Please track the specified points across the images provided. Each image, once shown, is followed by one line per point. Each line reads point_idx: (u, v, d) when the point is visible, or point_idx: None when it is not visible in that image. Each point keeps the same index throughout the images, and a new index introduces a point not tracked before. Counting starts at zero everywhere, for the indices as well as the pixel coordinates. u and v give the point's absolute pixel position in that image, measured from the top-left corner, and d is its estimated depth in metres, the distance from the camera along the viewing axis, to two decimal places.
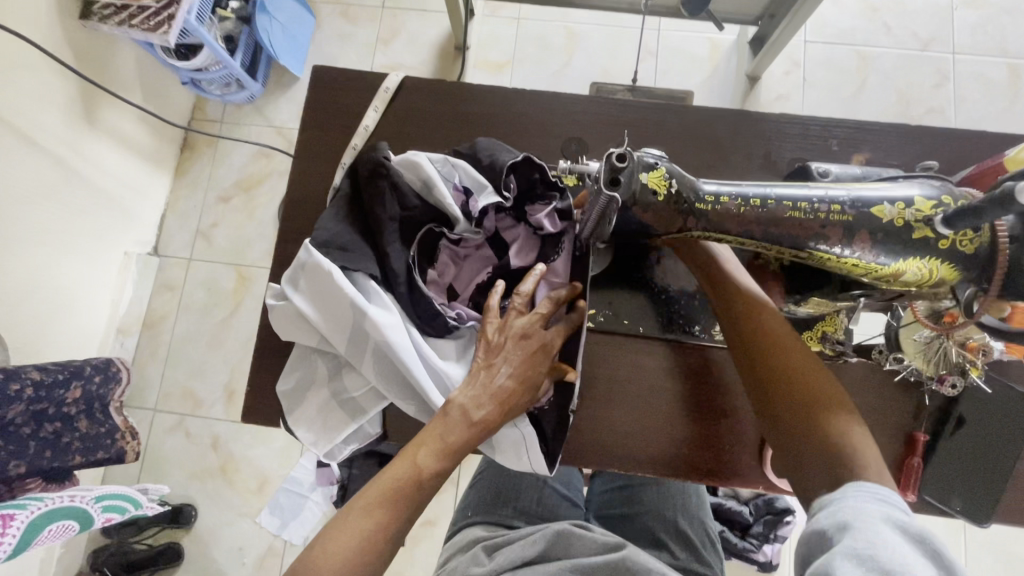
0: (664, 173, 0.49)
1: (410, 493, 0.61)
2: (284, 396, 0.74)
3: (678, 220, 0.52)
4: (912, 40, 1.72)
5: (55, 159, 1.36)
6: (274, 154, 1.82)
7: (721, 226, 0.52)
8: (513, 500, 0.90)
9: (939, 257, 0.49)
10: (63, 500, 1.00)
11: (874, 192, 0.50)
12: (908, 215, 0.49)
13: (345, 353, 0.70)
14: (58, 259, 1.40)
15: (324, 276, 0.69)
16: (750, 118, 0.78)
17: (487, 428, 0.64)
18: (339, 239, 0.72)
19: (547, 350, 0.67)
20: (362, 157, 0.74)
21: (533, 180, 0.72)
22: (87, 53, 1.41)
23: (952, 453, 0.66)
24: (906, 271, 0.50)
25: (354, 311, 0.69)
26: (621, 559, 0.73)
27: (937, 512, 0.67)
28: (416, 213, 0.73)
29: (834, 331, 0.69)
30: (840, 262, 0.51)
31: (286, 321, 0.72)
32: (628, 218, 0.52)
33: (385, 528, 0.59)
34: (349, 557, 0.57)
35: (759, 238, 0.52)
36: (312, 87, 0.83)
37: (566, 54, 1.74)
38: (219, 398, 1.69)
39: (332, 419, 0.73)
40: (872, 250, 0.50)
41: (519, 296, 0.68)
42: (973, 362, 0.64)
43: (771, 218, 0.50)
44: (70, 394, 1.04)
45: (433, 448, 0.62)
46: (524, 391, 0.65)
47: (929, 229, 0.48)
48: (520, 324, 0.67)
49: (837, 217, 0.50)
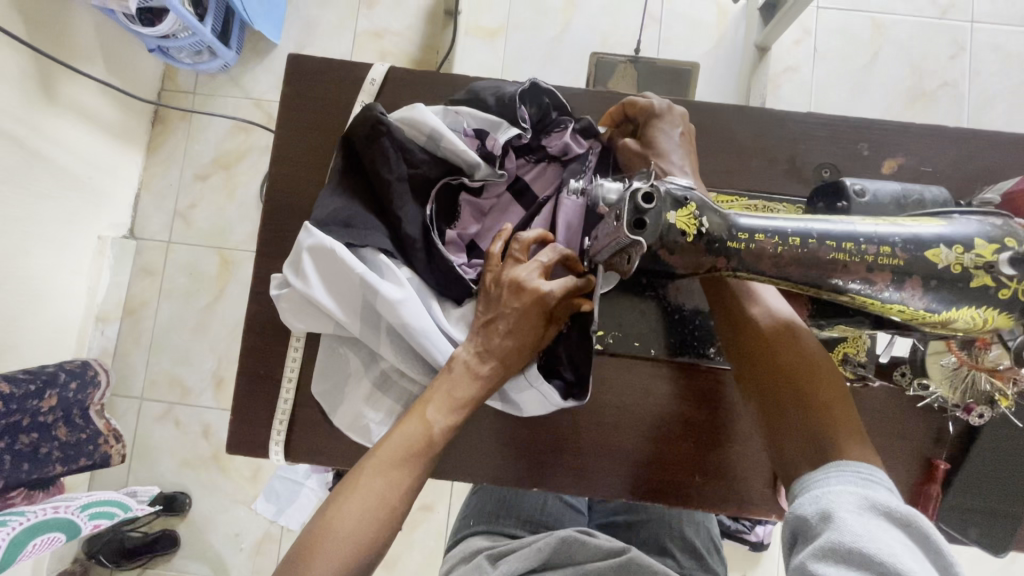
0: (694, 211, 0.44)
1: (420, 452, 0.58)
2: (321, 396, 0.66)
3: (708, 261, 0.46)
4: (930, 7, 1.61)
5: (13, 142, 1.25)
6: (253, 129, 1.71)
7: (754, 266, 0.46)
8: (517, 510, 0.87)
9: (998, 306, 0.43)
10: (47, 513, 0.96)
11: (927, 231, 0.45)
12: (967, 260, 0.43)
13: (365, 336, 0.63)
14: (25, 249, 1.31)
15: (327, 255, 0.62)
16: (775, 118, 0.71)
17: (493, 384, 0.61)
18: (341, 214, 0.64)
19: (546, 302, 0.59)
20: (354, 123, 0.66)
21: (544, 107, 0.68)
22: (40, 21, 1.27)
23: (974, 482, 0.63)
24: (957, 320, 0.45)
25: (366, 289, 0.62)
26: (628, 561, 0.73)
27: (952, 539, 0.65)
28: (425, 169, 0.66)
29: (856, 353, 0.65)
30: (885, 308, 0.46)
31: (296, 310, 0.64)
32: (652, 261, 0.46)
33: (396, 490, 0.57)
34: (364, 515, 0.55)
35: (797, 281, 0.46)
36: (290, 71, 0.74)
37: (564, 18, 1.62)
38: (208, 385, 1.64)
39: (380, 409, 0.64)
40: (923, 297, 0.44)
41: (518, 242, 0.62)
42: (1003, 392, 0.59)
43: (813, 260, 0.45)
44: (45, 403, 0.99)
45: (441, 404, 0.60)
46: (527, 344, 0.61)
47: (990, 277, 0.43)
48: (518, 270, 0.61)
49: (885, 260, 0.44)
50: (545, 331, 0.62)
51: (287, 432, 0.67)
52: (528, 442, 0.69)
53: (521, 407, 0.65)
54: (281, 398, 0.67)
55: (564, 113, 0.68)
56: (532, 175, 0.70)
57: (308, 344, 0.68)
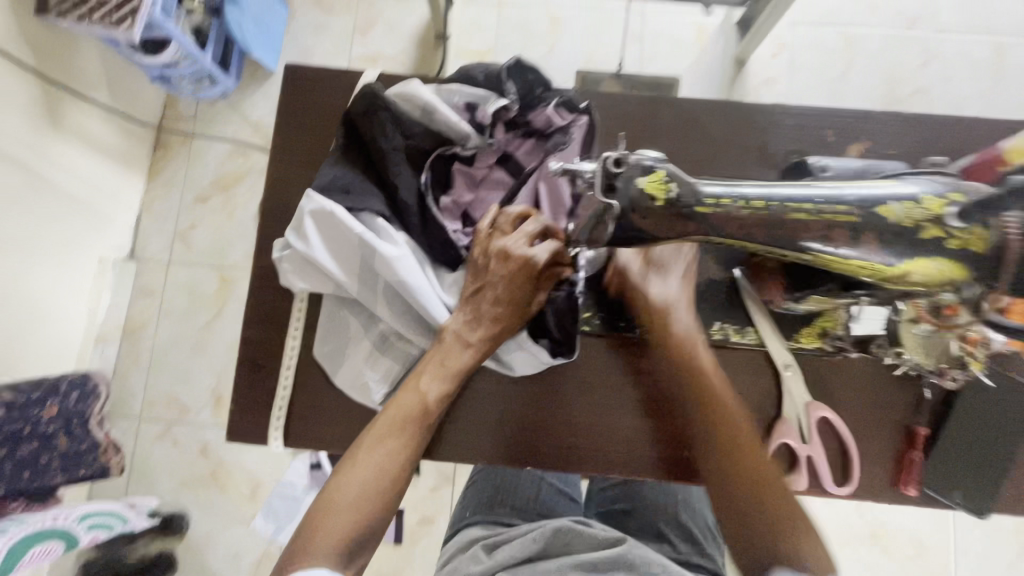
0: (663, 175, 0.48)
1: (416, 422, 0.63)
2: (323, 357, 0.68)
3: (678, 225, 0.49)
4: (897, 20, 1.70)
5: (17, 165, 1.29)
6: (251, 152, 1.76)
7: (722, 230, 0.49)
8: (513, 496, 0.88)
9: (949, 256, 0.46)
10: (48, 521, 0.97)
11: (880, 190, 0.48)
12: (917, 214, 0.46)
13: (363, 296, 0.66)
14: (27, 269, 1.34)
15: (329, 218, 0.65)
16: (745, 109, 0.75)
17: (484, 351, 0.66)
18: (340, 181, 0.68)
19: (532, 267, 0.64)
20: (353, 101, 0.70)
21: (530, 82, 0.72)
22: (45, 51, 1.33)
23: (953, 448, 0.65)
24: (914, 271, 0.47)
25: (365, 249, 0.65)
26: (622, 553, 0.73)
27: (939, 505, 0.66)
28: (419, 141, 0.70)
29: (834, 327, 0.68)
30: (846, 265, 0.48)
31: (299, 270, 0.67)
32: (625, 227, 0.49)
33: (395, 459, 0.62)
34: (363, 486, 0.60)
35: (763, 242, 0.49)
36: (287, 79, 0.78)
37: (550, 40, 1.69)
38: (207, 403, 1.65)
39: (380, 368, 0.67)
40: (879, 251, 0.47)
41: (504, 216, 0.67)
42: (974, 356, 0.61)
43: (775, 220, 0.48)
44: (46, 413, 0.99)
45: (433, 372, 0.64)
46: (515, 309, 0.65)
47: (939, 228, 0.46)
48: (504, 241, 0.65)
49: (842, 218, 0.47)
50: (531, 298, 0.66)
51: (286, 418, 0.69)
52: (519, 425, 0.71)
53: (512, 364, 0.69)
54: (280, 384, 0.69)
55: (548, 90, 0.72)
56: (518, 148, 0.73)
57: (307, 332, 0.70)
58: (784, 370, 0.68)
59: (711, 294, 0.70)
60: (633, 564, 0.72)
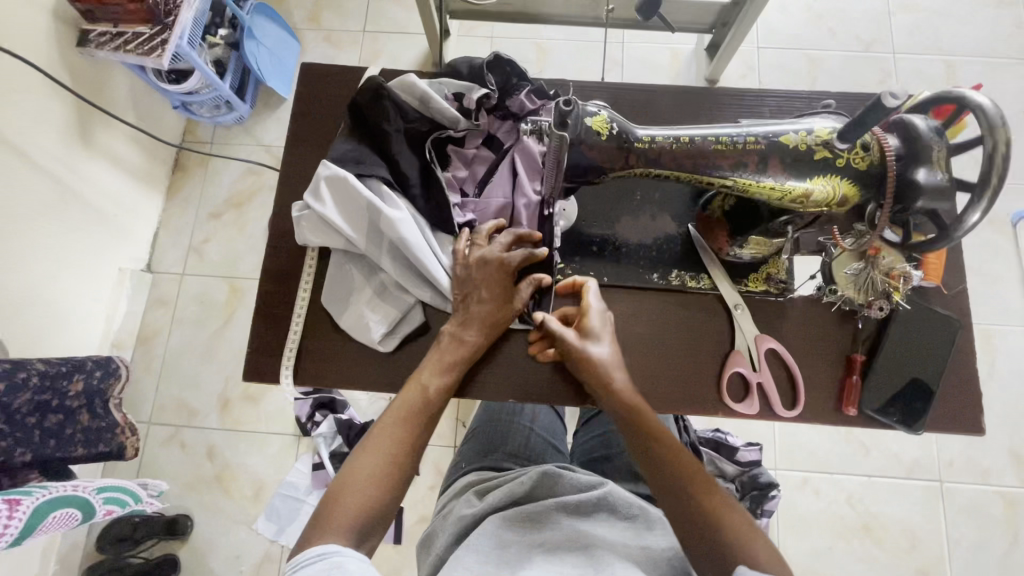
0: (605, 117, 0.60)
1: (420, 411, 0.71)
2: (331, 302, 0.79)
3: (621, 156, 0.62)
4: (855, 43, 1.85)
5: (52, 179, 1.38)
6: (264, 172, 1.87)
7: (658, 161, 0.62)
8: (503, 445, 0.94)
9: (840, 174, 0.59)
10: (68, 490, 1.03)
11: (783, 126, 0.60)
12: (809, 140, 0.59)
13: (369, 251, 0.77)
14: (54, 275, 1.41)
15: (340, 183, 0.76)
16: (696, 94, 0.88)
17: (479, 347, 0.75)
18: (351, 154, 0.79)
19: (509, 267, 0.74)
20: (360, 90, 0.82)
21: (507, 74, 0.82)
22: (84, 77, 1.44)
23: (886, 370, 0.73)
24: (814, 190, 0.60)
25: (371, 210, 0.76)
26: (604, 495, 0.78)
27: (880, 426, 0.74)
28: (417, 125, 0.81)
29: (778, 272, 0.78)
30: (760, 187, 0.61)
31: (313, 229, 0.78)
32: (578, 157, 0.62)
33: (403, 445, 0.69)
34: (375, 472, 0.66)
35: (691, 170, 0.62)
36: (303, 80, 0.91)
37: (538, 67, 1.86)
38: (214, 408, 1.66)
39: (379, 311, 0.78)
40: (784, 174, 0.60)
41: (477, 235, 0.77)
42: (896, 287, 0.72)
43: (699, 151, 0.61)
44: (72, 386, 1.08)
45: (433, 368, 0.73)
46: (501, 308, 0.75)
47: (828, 149, 0.59)
48: (482, 252, 0.75)
49: (753, 146, 0.60)
50: (513, 300, 0.76)
51: (296, 358, 0.79)
52: (511, 378, 0.79)
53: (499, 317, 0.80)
54: (291, 329, 0.80)
55: (523, 79, 0.84)
56: (500, 130, 0.85)
57: (315, 286, 0.82)
58: (734, 309, 0.77)
59: (669, 246, 0.80)
60: (614, 505, 0.78)
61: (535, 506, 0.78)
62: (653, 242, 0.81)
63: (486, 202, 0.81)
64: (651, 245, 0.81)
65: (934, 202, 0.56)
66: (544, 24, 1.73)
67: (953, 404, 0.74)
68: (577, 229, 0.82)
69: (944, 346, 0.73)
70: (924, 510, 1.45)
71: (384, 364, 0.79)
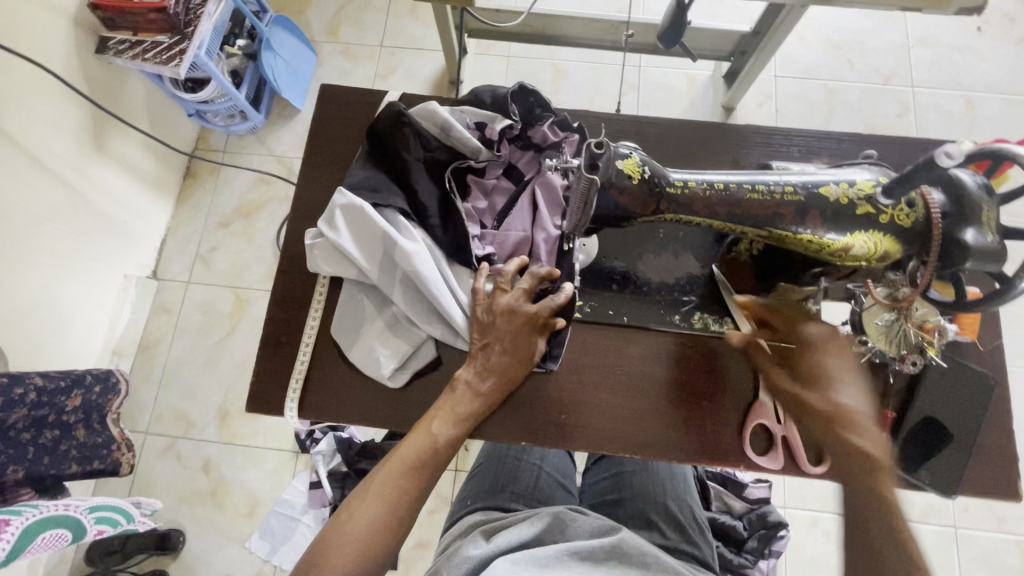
0: (637, 160, 0.62)
1: (426, 461, 0.68)
2: (341, 334, 0.77)
3: (653, 201, 0.63)
4: (874, 75, 1.83)
5: (63, 184, 1.36)
6: (274, 181, 1.84)
7: (690, 207, 0.64)
8: (512, 484, 0.91)
9: (882, 230, 0.60)
10: (58, 509, 1.00)
11: (822, 177, 0.62)
12: (851, 194, 0.61)
13: (382, 283, 0.75)
14: (60, 281, 1.38)
15: (356, 212, 0.74)
16: (722, 130, 0.86)
17: (493, 399, 0.72)
18: (368, 182, 0.77)
19: (534, 321, 0.72)
20: (380, 115, 0.79)
21: (530, 104, 0.81)
22: (101, 83, 1.43)
23: (918, 427, 0.71)
24: (855, 245, 0.61)
25: (387, 241, 0.74)
26: (616, 542, 0.72)
27: (910, 487, 0.71)
28: (438, 154, 0.79)
29: (805, 319, 0.74)
30: (798, 238, 0.63)
31: (326, 256, 0.76)
32: (606, 200, 0.62)
33: (403, 496, 0.67)
34: (371, 521, 0.65)
35: (724, 218, 0.64)
36: (321, 102, 0.90)
37: (554, 88, 1.85)
38: (212, 420, 1.62)
39: (390, 345, 0.76)
40: (823, 227, 0.61)
41: (503, 275, 0.73)
42: (930, 342, 0.68)
43: (734, 199, 0.63)
44: (70, 402, 1.05)
45: (446, 418, 0.70)
46: (520, 363, 0.72)
47: (871, 204, 0.60)
48: (506, 299, 0.71)
49: (791, 198, 0.62)
50: (532, 350, 0.73)
51: (301, 388, 0.77)
52: (528, 421, 0.75)
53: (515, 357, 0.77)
54: (298, 356, 0.77)
55: (546, 110, 0.82)
56: (520, 161, 0.83)
57: (325, 315, 0.79)
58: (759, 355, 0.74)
59: (691, 287, 0.78)
60: (628, 553, 0.72)
61: (546, 551, 0.70)
62: (675, 282, 0.78)
63: (505, 235, 0.78)
64: (672, 285, 0.78)
65: (981, 263, 0.56)
66: (561, 46, 1.72)
67: (987, 463, 0.71)
68: (597, 263, 0.79)
69: (977, 404, 0.70)
70: (940, 558, 1.40)
71: (396, 399, 0.76)
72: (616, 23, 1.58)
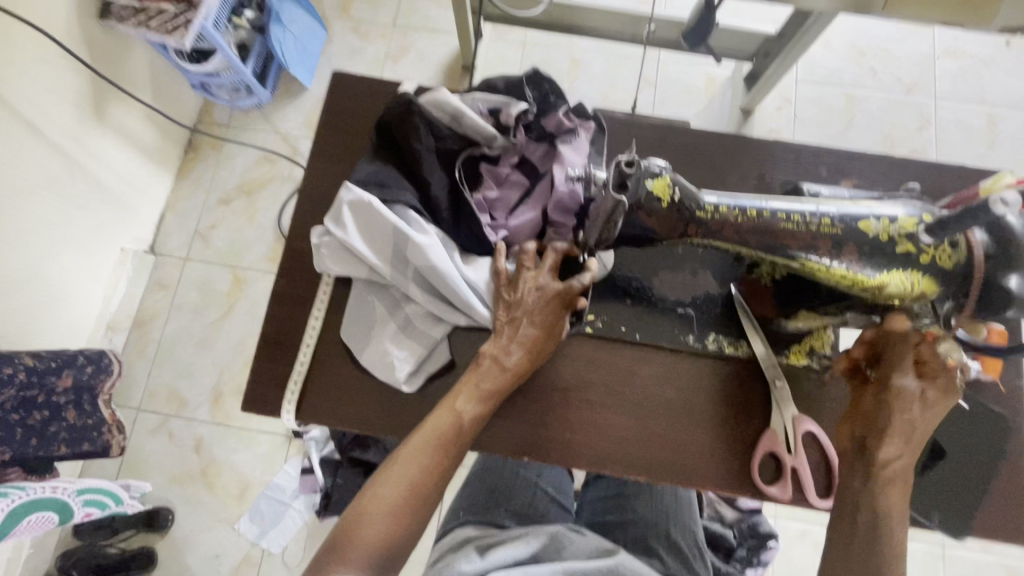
0: (668, 181, 0.60)
1: (450, 441, 0.66)
2: (350, 338, 0.75)
3: (681, 225, 0.62)
4: (897, 85, 1.78)
5: (61, 154, 1.31)
6: (278, 160, 1.79)
7: (720, 232, 0.62)
8: (507, 500, 0.90)
9: (919, 270, 0.59)
10: (45, 491, 0.98)
11: (861, 210, 0.61)
12: (892, 230, 0.59)
13: (394, 280, 0.72)
14: (55, 253, 1.34)
15: (364, 208, 0.71)
16: (749, 142, 0.83)
17: (519, 374, 0.69)
18: (375, 176, 0.74)
19: (564, 297, 0.70)
20: (389, 105, 0.77)
21: (544, 90, 0.79)
22: (104, 51, 1.38)
23: (934, 470, 0.69)
24: (890, 283, 0.60)
25: (398, 236, 0.71)
26: (614, 566, 0.71)
27: (918, 526, 0.70)
28: (449, 143, 0.76)
29: (821, 346, 0.75)
30: (831, 273, 0.61)
31: (336, 255, 0.73)
32: (633, 221, 0.62)
33: (427, 475, 0.64)
34: (400, 499, 0.63)
35: (754, 245, 0.62)
36: (333, 88, 0.86)
37: (569, 79, 1.79)
38: (206, 401, 1.59)
39: (403, 348, 0.73)
40: (858, 262, 0.60)
41: (525, 253, 0.71)
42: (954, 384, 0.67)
43: (768, 227, 0.61)
44: (60, 382, 1.04)
45: (469, 395, 0.67)
46: (549, 336, 0.70)
47: (912, 242, 0.59)
48: (532, 277, 0.70)
49: (827, 230, 0.60)
50: (560, 325, 0.71)
51: (300, 391, 0.74)
52: (533, 431, 0.73)
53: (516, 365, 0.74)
54: (299, 355, 0.75)
55: (560, 99, 0.79)
56: (536, 154, 0.78)
57: (329, 313, 0.77)
58: (773, 381, 0.72)
59: (708, 306, 0.76)
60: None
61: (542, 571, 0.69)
62: (691, 298, 0.76)
63: (520, 229, 0.75)
64: (687, 301, 0.76)
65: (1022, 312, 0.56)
66: (579, 35, 1.67)
67: (998, 502, 0.70)
68: (612, 275, 0.76)
69: (994, 453, 0.70)
70: None
71: (402, 405, 0.74)
72: (639, 17, 1.53)
